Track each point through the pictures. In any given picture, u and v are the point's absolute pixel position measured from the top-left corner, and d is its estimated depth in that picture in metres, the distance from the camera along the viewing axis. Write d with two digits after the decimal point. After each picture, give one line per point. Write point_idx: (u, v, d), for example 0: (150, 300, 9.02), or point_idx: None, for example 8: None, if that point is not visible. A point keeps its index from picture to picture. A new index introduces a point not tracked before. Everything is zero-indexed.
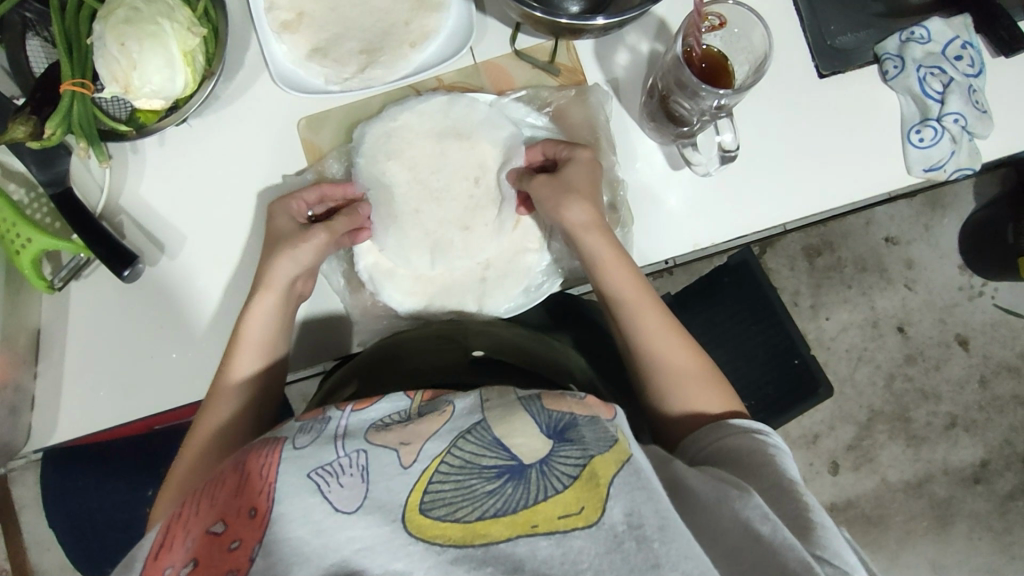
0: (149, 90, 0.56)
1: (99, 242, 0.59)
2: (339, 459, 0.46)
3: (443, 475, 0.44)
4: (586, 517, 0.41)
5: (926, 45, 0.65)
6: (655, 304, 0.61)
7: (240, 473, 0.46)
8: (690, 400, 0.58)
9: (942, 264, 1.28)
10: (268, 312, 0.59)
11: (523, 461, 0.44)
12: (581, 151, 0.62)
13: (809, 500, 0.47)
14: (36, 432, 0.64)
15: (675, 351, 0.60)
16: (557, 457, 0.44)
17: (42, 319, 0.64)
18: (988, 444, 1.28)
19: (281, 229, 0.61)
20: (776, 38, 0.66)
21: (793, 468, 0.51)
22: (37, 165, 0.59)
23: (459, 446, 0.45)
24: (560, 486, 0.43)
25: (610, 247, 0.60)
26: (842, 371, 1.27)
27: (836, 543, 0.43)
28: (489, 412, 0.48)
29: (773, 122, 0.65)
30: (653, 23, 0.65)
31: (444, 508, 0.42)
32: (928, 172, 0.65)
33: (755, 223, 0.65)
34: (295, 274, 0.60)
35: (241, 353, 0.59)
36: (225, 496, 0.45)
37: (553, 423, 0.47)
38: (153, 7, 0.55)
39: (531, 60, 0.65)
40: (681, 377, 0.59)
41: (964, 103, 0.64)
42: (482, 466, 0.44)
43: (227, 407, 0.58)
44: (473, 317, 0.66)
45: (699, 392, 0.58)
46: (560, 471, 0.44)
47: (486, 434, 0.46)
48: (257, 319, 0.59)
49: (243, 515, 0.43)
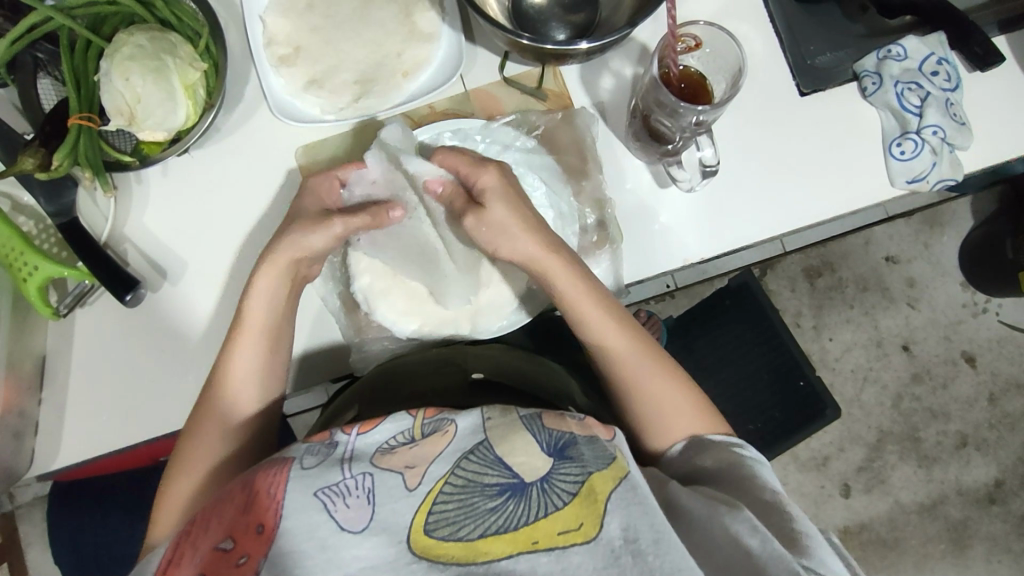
0: (153, 123, 0.59)
1: (104, 269, 0.61)
2: (345, 480, 0.45)
3: (447, 496, 0.44)
4: (585, 533, 0.42)
5: (902, 62, 0.67)
6: (624, 328, 0.60)
7: (247, 491, 0.46)
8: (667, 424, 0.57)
9: (944, 281, 1.29)
10: (249, 345, 0.59)
11: (524, 478, 0.44)
12: (485, 179, 0.58)
13: (794, 512, 0.48)
14: (39, 458, 0.65)
15: (650, 376, 0.58)
16: (557, 474, 0.45)
17: (47, 345, 0.66)
18: (1002, 462, 1.25)
19: (305, 208, 0.61)
20: (757, 59, 0.68)
21: (773, 481, 0.52)
22: (45, 197, 0.61)
23: (462, 466, 0.45)
24: (560, 503, 0.43)
25: (570, 278, 0.59)
26: (849, 392, 1.26)
27: (821, 552, 0.45)
28: (492, 431, 0.47)
29: (757, 138, 0.67)
30: (635, 49, 0.68)
31: (447, 527, 0.43)
32: (912, 183, 0.66)
33: (742, 238, 0.66)
34: (302, 251, 0.59)
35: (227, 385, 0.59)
36: (233, 512, 0.45)
37: (554, 441, 0.47)
38: (155, 44, 0.59)
39: (518, 86, 0.68)
40: (654, 408, 0.58)
41: (941, 116, 0.66)
42: (484, 485, 0.44)
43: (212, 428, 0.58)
44: (467, 339, 0.67)
45: (667, 410, 0.57)
46: (560, 488, 0.44)
47: (489, 453, 0.46)
48: (240, 353, 0.59)
49: (251, 531, 0.44)
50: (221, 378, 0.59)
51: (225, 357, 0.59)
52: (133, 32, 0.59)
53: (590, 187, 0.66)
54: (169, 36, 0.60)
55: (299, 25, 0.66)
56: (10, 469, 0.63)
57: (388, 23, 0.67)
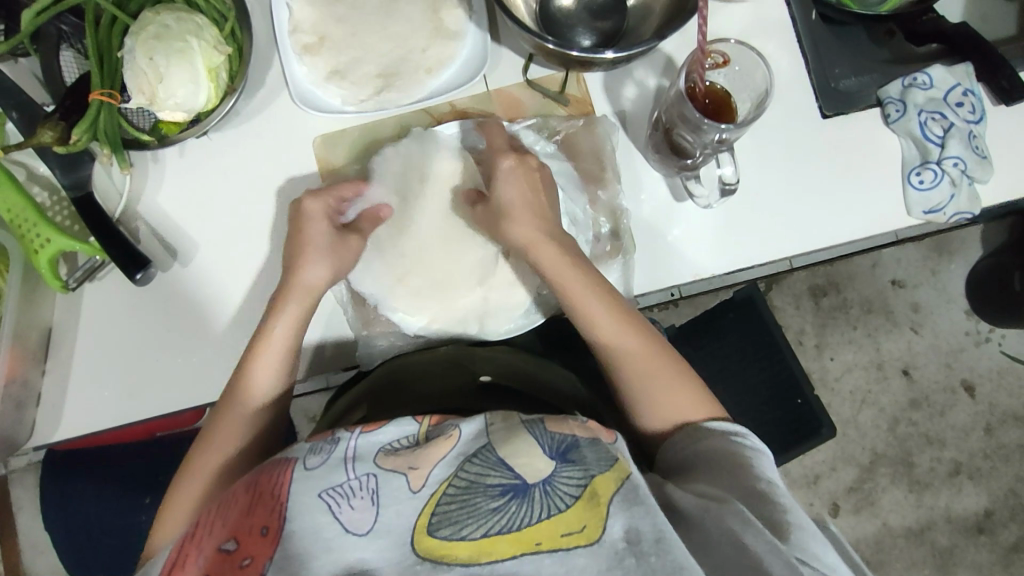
0: (173, 103, 0.59)
1: (117, 247, 0.61)
2: (350, 481, 0.46)
3: (451, 496, 0.44)
4: (589, 535, 0.42)
5: (927, 91, 0.67)
6: (625, 313, 0.60)
7: (252, 493, 0.47)
8: (668, 400, 0.58)
9: (948, 308, 1.28)
10: (266, 358, 0.59)
11: (528, 479, 0.44)
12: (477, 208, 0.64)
13: (786, 502, 0.48)
14: (40, 429, 0.65)
15: (650, 363, 0.59)
16: (560, 477, 0.44)
17: (54, 318, 0.65)
18: (993, 493, 1.26)
19: (319, 232, 0.60)
20: (784, 79, 0.67)
21: (759, 483, 0.50)
22: (61, 168, 0.61)
23: (466, 469, 0.45)
24: (563, 506, 0.43)
25: (561, 258, 0.60)
26: (845, 412, 1.26)
27: (810, 542, 0.45)
28: (495, 434, 0.47)
29: (776, 157, 0.67)
30: (661, 60, 0.67)
31: (450, 527, 0.42)
32: (928, 214, 0.66)
33: (755, 258, 0.66)
34: (325, 282, 0.61)
35: (241, 394, 0.59)
36: (236, 514, 0.45)
37: (556, 445, 0.46)
38: (183, 25, 0.58)
39: (542, 89, 0.67)
40: (648, 389, 0.58)
41: (964, 148, 0.66)
42: (487, 485, 0.44)
43: (222, 450, 0.58)
44: (473, 339, 0.67)
45: (675, 387, 0.58)
46: (563, 491, 0.44)
47: (492, 455, 0.46)
48: (253, 370, 0.59)
49: (255, 533, 0.44)
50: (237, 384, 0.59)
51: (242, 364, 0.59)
52: (160, 11, 0.59)
53: (607, 197, 0.66)
54: (196, 18, 0.59)
55: (326, 14, 0.66)
56: (10, 438, 0.63)
57: (414, 19, 0.67)
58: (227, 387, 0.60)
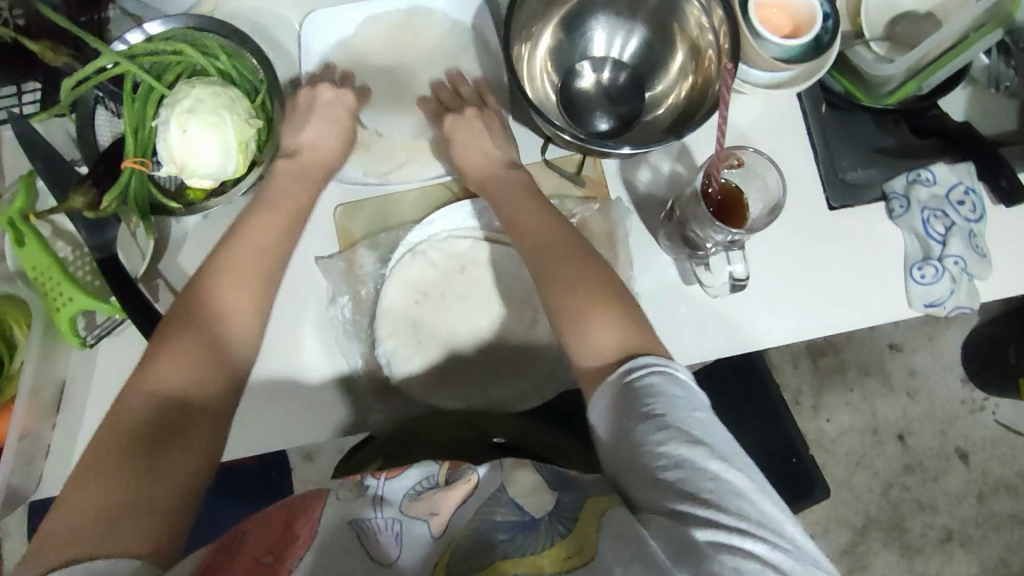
0: (202, 173, 0.61)
1: (138, 308, 0.61)
2: (376, 518, 0.50)
3: (465, 534, 0.49)
4: (588, 554, 0.45)
5: (930, 188, 0.69)
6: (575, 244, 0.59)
7: (284, 512, 0.51)
8: (595, 329, 0.54)
9: (944, 375, 1.30)
10: (252, 241, 0.59)
11: (533, 514, 0.49)
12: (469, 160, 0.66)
13: (711, 464, 0.44)
14: (48, 481, 0.65)
15: (586, 291, 0.56)
16: (560, 509, 0.49)
17: (68, 371, 0.66)
18: (984, 562, 1.26)
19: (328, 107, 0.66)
20: (793, 170, 0.70)
21: (675, 450, 0.45)
22: (87, 230, 0.61)
23: (478, 507, 0.51)
24: (564, 531, 0.47)
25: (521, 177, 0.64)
26: (839, 474, 1.27)
27: (739, 511, 0.43)
28: (505, 474, 0.53)
29: (784, 248, 0.69)
30: (675, 146, 0.70)
31: (464, 561, 0.46)
32: (928, 307, 0.68)
33: (759, 343, 0.67)
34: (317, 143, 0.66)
35: (221, 275, 0.57)
36: (269, 530, 0.48)
37: (556, 479, 0.52)
38: (217, 100, 0.60)
39: (560, 171, 0.69)
40: (573, 318, 0.55)
41: (964, 247, 0.68)
42: (496, 522, 0.49)
43: (198, 341, 0.54)
44: (485, 404, 0.67)
45: (595, 319, 0.54)
46: (564, 517, 0.48)
47: (501, 495, 0.51)
48: (233, 261, 0.58)
49: (292, 545, 0.47)
50: (214, 269, 0.58)
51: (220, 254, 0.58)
52: (196, 85, 0.61)
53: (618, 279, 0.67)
54: (231, 93, 0.62)
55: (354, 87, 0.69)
56: (18, 490, 0.64)
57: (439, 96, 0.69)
58: (194, 288, 0.57)
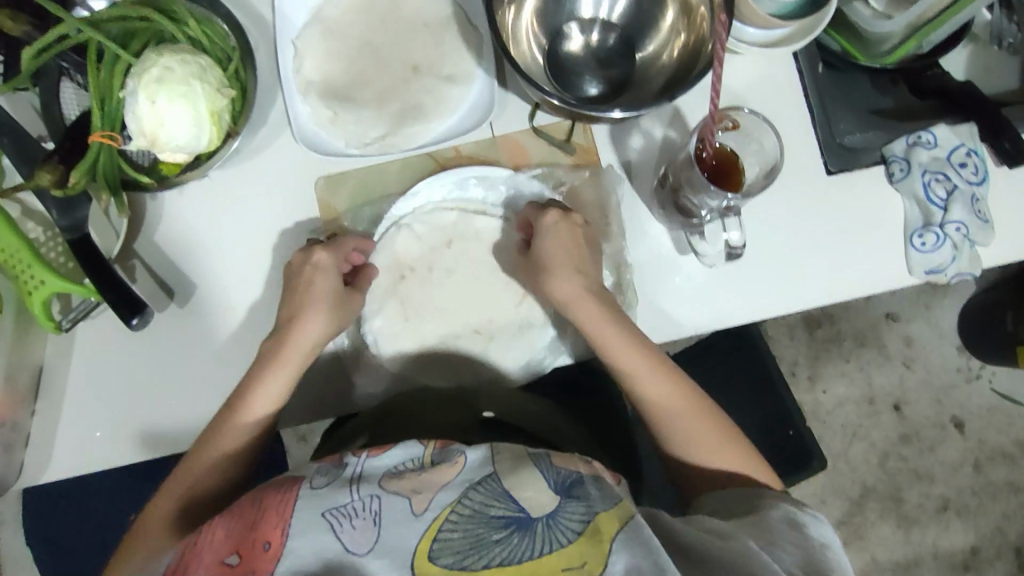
0: (173, 146, 0.58)
1: (110, 290, 0.59)
2: (353, 502, 0.48)
3: (452, 524, 0.47)
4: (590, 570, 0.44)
5: (931, 151, 0.68)
6: (644, 346, 0.60)
7: (257, 506, 0.49)
8: (715, 461, 0.58)
9: (941, 343, 1.29)
10: (276, 378, 0.59)
11: (531, 513, 0.46)
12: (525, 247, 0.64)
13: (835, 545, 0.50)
14: (29, 470, 0.64)
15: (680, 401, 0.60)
16: (563, 513, 0.46)
17: (45, 357, 0.64)
18: (980, 530, 1.26)
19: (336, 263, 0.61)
20: (789, 134, 0.67)
21: (816, 532, 0.50)
22: (58, 209, 0.59)
23: (469, 496, 0.48)
24: (564, 540, 0.45)
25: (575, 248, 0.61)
26: (836, 446, 1.26)
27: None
28: (500, 464, 0.51)
29: (780, 215, 0.66)
30: (668, 110, 0.67)
31: (451, 556, 0.45)
32: (929, 274, 0.66)
33: (757, 314, 0.65)
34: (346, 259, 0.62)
35: (256, 392, 0.58)
36: (241, 527, 0.47)
37: (561, 479, 0.49)
38: (186, 68, 0.57)
39: (548, 138, 0.66)
40: (685, 439, 0.59)
41: (966, 213, 0.66)
42: (490, 516, 0.46)
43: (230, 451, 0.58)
44: (472, 376, 0.65)
45: (707, 437, 0.59)
46: (567, 525, 0.46)
47: (496, 486, 0.49)
48: (263, 390, 0.58)
49: (260, 548, 0.46)
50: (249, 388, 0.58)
51: (255, 374, 0.59)
52: (163, 52, 0.57)
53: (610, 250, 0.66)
54: (200, 60, 0.58)
55: (330, 52, 0.66)
56: None
57: (420, 62, 0.66)
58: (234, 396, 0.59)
